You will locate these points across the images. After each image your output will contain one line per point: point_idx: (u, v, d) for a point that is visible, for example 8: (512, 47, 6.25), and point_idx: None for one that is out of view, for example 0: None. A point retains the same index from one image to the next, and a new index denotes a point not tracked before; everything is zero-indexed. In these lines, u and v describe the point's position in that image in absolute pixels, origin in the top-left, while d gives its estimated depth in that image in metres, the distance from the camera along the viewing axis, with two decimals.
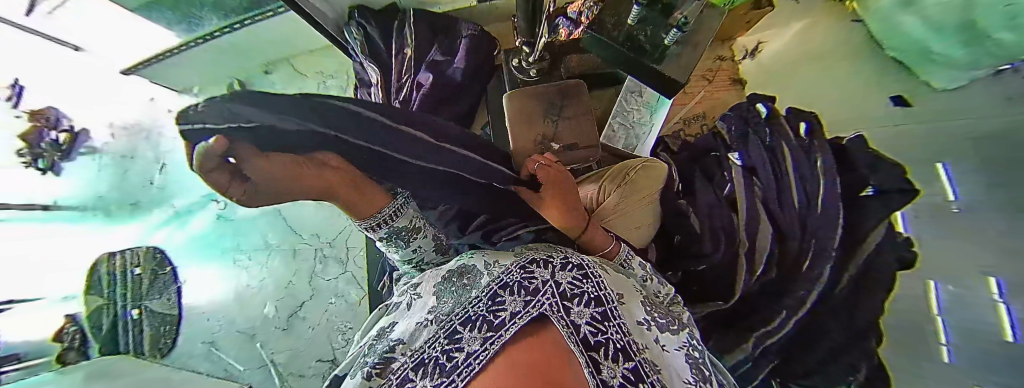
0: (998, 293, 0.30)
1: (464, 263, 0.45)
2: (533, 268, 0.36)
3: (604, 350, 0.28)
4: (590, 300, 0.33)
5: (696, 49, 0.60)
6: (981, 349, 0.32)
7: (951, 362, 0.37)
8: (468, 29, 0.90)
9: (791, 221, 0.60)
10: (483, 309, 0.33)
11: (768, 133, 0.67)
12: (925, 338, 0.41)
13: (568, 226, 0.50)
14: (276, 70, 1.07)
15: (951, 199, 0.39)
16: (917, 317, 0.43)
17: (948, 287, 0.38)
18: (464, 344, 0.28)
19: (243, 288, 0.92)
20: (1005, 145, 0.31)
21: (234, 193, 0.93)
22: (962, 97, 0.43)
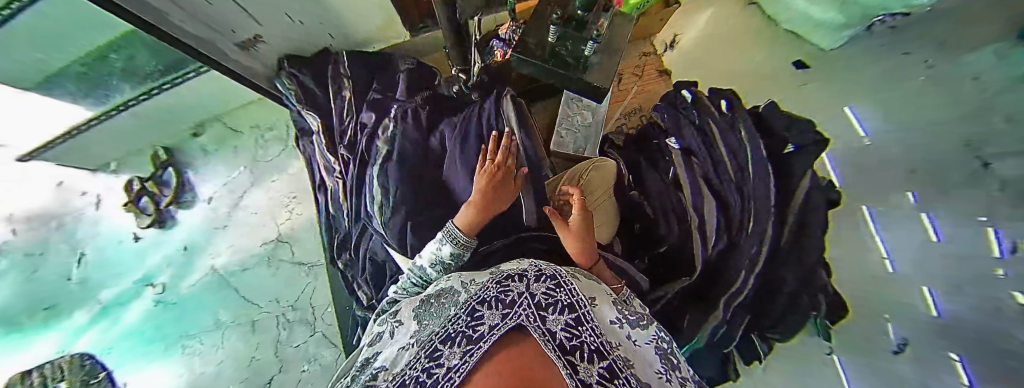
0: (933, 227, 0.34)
1: (443, 286, 0.45)
2: (509, 282, 0.38)
3: (579, 352, 0.31)
4: (563, 306, 0.35)
5: (615, 55, 0.64)
6: (936, 264, 0.34)
7: (895, 270, 0.40)
8: (405, 63, 0.88)
9: (730, 190, 0.64)
10: (461, 325, 0.34)
11: (696, 116, 0.73)
12: (862, 267, 0.45)
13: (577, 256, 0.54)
14: (205, 130, 1.07)
15: (862, 135, 0.45)
16: (854, 248, 0.47)
17: (879, 208, 0.42)
18: (444, 360, 0.31)
19: (197, 377, 0.84)
20: (942, 82, 0.34)
21: (170, 274, 0.96)
22: (857, 54, 0.51)
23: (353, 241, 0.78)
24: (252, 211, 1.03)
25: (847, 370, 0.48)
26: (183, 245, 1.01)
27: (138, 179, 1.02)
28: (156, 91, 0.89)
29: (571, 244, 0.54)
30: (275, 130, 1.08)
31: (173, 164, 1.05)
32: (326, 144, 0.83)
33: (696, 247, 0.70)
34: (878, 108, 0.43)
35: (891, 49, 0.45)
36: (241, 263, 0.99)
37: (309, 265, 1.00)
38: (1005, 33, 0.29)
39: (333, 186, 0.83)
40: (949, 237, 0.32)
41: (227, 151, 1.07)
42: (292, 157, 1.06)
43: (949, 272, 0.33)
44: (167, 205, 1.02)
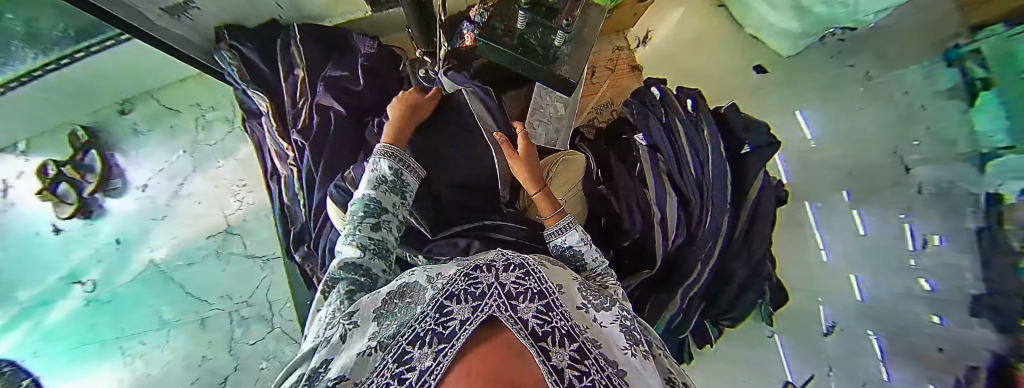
0: (862, 228, 0.43)
1: (405, 281, 0.39)
2: (478, 274, 0.35)
3: (551, 337, 0.29)
4: (533, 294, 0.34)
5: (584, 48, 0.62)
6: (871, 257, 0.42)
7: (827, 260, 0.50)
8: (365, 46, 0.81)
9: (691, 186, 0.64)
10: (429, 323, 0.31)
11: (663, 113, 0.71)
12: (804, 257, 0.56)
13: (528, 183, 0.57)
14: (134, 108, 0.95)
15: (809, 138, 0.55)
16: (797, 237, 0.57)
17: (818, 204, 0.53)
18: (415, 363, 0.28)
19: (141, 379, 0.81)
20: (894, 100, 0.40)
21: (100, 271, 0.88)
22: (820, 64, 0.57)
23: (311, 235, 0.74)
24: (195, 201, 0.93)
25: (786, 348, 0.58)
26: (116, 237, 0.91)
27: (54, 161, 0.89)
28: (57, 65, 0.76)
29: (521, 172, 0.57)
30: (219, 109, 0.97)
31: (95, 145, 0.93)
32: (278, 130, 0.76)
33: (657, 242, 0.67)
34: (835, 117, 0.49)
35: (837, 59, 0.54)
36: (186, 258, 0.90)
37: (263, 258, 0.91)
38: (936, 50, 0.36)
39: (287, 174, 0.77)
40: (871, 232, 0.42)
41: (162, 131, 0.96)
42: (241, 140, 0.96)
43: (869, 259, 0.42)
44: (91, 193, 0.90)
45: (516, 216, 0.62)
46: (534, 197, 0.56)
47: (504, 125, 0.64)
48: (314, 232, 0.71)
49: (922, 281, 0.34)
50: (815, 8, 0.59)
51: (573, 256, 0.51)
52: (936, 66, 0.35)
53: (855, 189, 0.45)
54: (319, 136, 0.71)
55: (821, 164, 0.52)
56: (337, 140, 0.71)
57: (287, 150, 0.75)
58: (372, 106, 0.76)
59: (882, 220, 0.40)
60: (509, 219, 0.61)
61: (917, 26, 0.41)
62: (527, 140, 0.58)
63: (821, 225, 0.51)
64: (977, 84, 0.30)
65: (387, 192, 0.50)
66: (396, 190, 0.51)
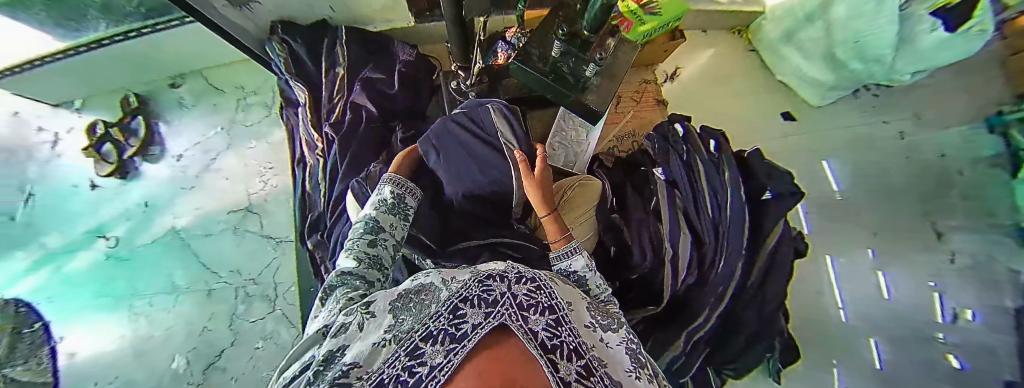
0: (887, 294, 0.44)
1: (420, 281, 0.37)
2: (491, 281, 0.34)
3: (560, 351, 0.30)
4: (544, 308, 0.33)
5: (615, 81, 0.65)
6: (901, 324, 0.41)
7: (845, 320, 0.51)
8: (404, 53, 0.85)
9: (708, 228, 0.62)
10: (443, 322, 0.31)
11: (685, 151, 0.71)
12: (823, 314, 0.56)
13: (539, 205, 0.57)
14: (184, 83, 1.01)
15: (836, 189, 0.54)
16: (814, 294, 0.58)
17: (837, 259, 0.53)
18: (427, 358, 0.28)
19: (142, 338, 0.84)
20: (916, 167, 0.40)
21: (123, 229, 0.93)
22: (844, 118, 0.58)
23: (326, 224, 0.76)
24: (223, 176, 0.98)
25: None
26: (144, 200, 0.95)
27: (103, 122, 0.97)
28: (122, 38, 0.84)
29: (533, 193, 0.57)
30: (259, 94, 1.02)
31: (143, 112, 0.99)
32: (310, 119, 0.80)
33: (667, 282, 0.65)
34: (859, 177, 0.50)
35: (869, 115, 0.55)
36: (205, 229, 0.94)
37: (276, 239, 0.94)
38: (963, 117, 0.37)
39: (314, 163, 0.80)
40: (897, 298, 0.42)
41: (205, 108, 1.01)
42: (275, 125, 1.01)
43: (892, 324, 0.43)
44: (130, 156, 0.96)
45: (527, 235, 0.63)
46: (543, 220, 0.56)
47: (526, 144, 0.63)
48: (330, 222, 0.73)
49: (952, 357, 0.34)
50: (851, 66, 0.60)
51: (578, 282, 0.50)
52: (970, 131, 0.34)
53: (881, 250, 0.45)
54: (348, 132, 0.75)
55: (842, 221, 0.52)
56: (364, 138, 0.74)
57: (316, 140, 0.78)
58: (402, 109, 0.79)
59: (913, 287, 0.40)
60: (520, 237, 0.63)
61: (945, 93, 0.41)
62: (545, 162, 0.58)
63: (840, 283, 0.52)
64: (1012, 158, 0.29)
65: (386, 213, 0.55)
66: (394, 210, 0.56)
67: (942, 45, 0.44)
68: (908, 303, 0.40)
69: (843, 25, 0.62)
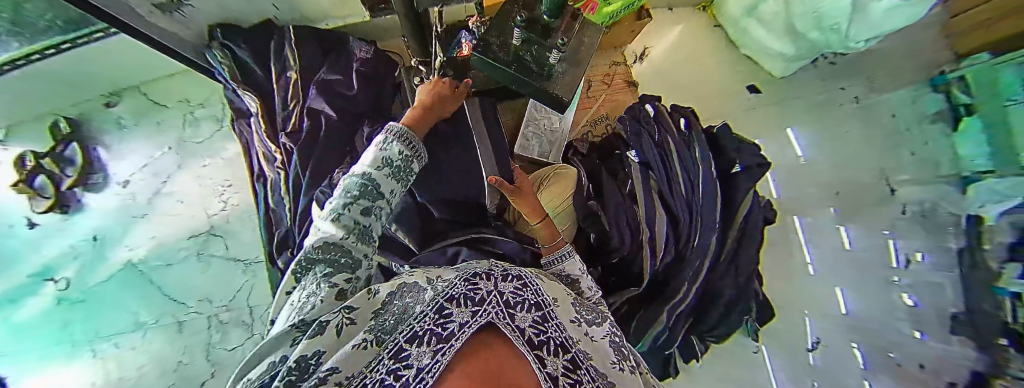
0: (850, 245, 0.45)
1: (401, 280, 0.36)
2: (478, 280, 0.33)
3: (547, 347, 0.28)
4: (530, 304, 0.33)
5: (580, 66, 0.63)
6: (857, 271, 0.44)
7: (812, 273, 0.53)
8: (359, 50, 0.79)
9: (681, 205, 0.63)
10: (427, 323, 0.28)
11: (657, 130, 0.70)
12: (792, 272, 0.58)
13: (528, 213, 0.55)
14: (121, 101, 0.93)
15: (799, 155, 0.56)
16: (785, 255, 0.60)
17: (806, 219, 0.55)
18: (413, 362, 0.24)
19: (114, 382, 0.79)
20: (879, 131, 0.42)
21: (73, 269, 0.86)
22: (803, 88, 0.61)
23: (295, 241, 0.72)
24: (177, 199, 0.91)
25: (772, 357, 0.61)
26: (93, 234, 0.88)
27: (32, 153, 0.86)
28: (40, 56, 0.74)
29: (521, 203, 0.55)
30: (208, 106, 0.95)
31: (77, 138, 0.90)
32: (265, 130, 0.75)
33: (646, 261, 0.64)
34: (817, 142, 0.52)
35: (828, 83, 0.56)
36: (166, 259, 0.88)
37: (245, 262, 0.89)
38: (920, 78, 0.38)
39: (275, 177, 0.75)
40: (858, 247, 0.44)
41: (148, 127, 0.93)
42: (229, 139, 0.95)
43: (853, 271, 0.45)
44: (69, 187, 0.88)
45: (504, 230, 0.62)
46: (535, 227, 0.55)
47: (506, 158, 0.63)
48: (300, 236, 0.69)
49: (905, 296, 0.37)
50: (806, 33, 0.61)
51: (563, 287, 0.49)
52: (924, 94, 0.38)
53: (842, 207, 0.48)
54: (307, 140, 0.70)
55: (805, 185, 0.55)
56: (327, 146, 0.70)
57: (275, 152, 0.73)
58: (365, 111, 0.75)
59: (872, 239, 0.42)
60: (495, 232, 0.61)
61: (901, 62, 0.43)
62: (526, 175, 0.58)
63: (808, 240, 0.54)
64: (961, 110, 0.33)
65: (388, 176, 0.43)
66: (397, 176, 0.44)
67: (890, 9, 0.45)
68: (866, 253, 0.43)
69: None
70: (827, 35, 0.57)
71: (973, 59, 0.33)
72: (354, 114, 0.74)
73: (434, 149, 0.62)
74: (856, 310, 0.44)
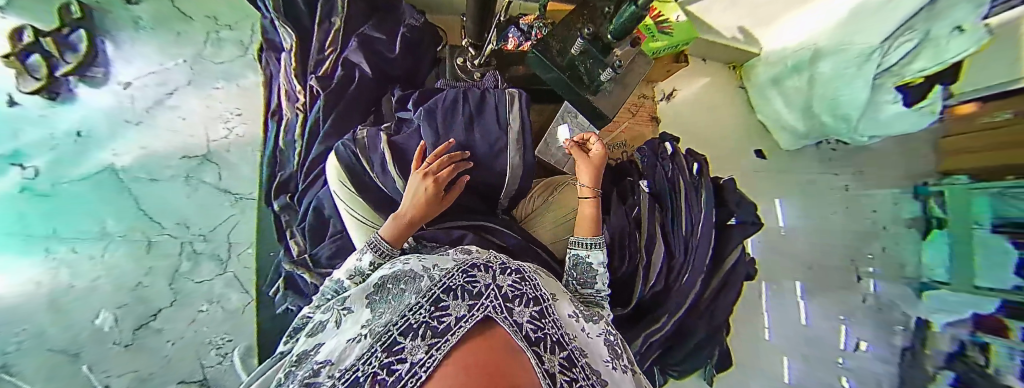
0: (805, 320, 0.57)
1: (399, 268, 0.40)
2: (475, 272, 0.36)
3: (543, 344, 0.32)
4: (529, 299, 0.36)
5: (625, 89, 0.69)
6: (812, 342, 0.56)
7: (768, 338, 0.64)
8: (411, 18, 0.79)
9: (680, 242, 0.66)
10: (424, 315, 0.31)
11: (671, 169, 0.73)
12: (754, 325, 0.67)
13: (585, 185, 0.58)
14: (143, 1, 0.90)
15: (781, 224, 0.65)
16: (750, 312, 0.68)
17: (771, 286, 0.65)
18: (407, 355, 0.27)
19: (60, 289, 0.71)
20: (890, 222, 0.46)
21: (44, 159, 0.77)
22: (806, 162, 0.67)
23: (298, 187, 0.73)
24: (179, 115, 0.88)
25: None
26: (77, 129, 0.81)
27: (33, 28, 0.80)
28: None
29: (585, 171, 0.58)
30: (234, 29, 0.95)
31: (87, 26, 0.85)
32: (295, 67, 0.75)
33: (636, 286, 0.67)
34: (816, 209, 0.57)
35: (830, 164, 0.62)
36: (153, 175, 0.83)
37: (236, 195, 0.89)
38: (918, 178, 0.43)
39: (291, 118, 0.75)
40: (813, 324, 0.56)
41: (165, 35, 0.90)
42: (250, 68, 0.96)
43: (806, 342, 0.57)
44: (64, 75, 0.81)
45: (510, 224, 0.64)
46: (582, 202, 0.57)
47: (530, 152, 0.60)
48: (311, 181, 0.70)
49: (844, 378, 0.50)
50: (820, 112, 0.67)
51: (586, 269, 0.54)
52: (904, 195, 0.44)
53: (808, 283, 0.59)
54: (336, 90, 0.71)
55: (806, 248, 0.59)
56: (354, 100, 0.71)
57: (300, 94, 0.73)
58: (400, 78, 0.76)
59: (826, 321, 0.54)
60: (499, 224, 0.63)
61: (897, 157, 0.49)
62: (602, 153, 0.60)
63: (770, 302, 0.64)
64: (933, 221, 0.40)
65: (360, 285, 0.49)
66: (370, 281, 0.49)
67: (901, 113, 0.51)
68: (821, 331, 0.55)
69: (826, 82, 0.66)
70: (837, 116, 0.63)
71: (953, 179, 0.38)
72: (387, 76, 0.75)
73: (455, 122, 0.60)
74: (797, 377, 0.58)
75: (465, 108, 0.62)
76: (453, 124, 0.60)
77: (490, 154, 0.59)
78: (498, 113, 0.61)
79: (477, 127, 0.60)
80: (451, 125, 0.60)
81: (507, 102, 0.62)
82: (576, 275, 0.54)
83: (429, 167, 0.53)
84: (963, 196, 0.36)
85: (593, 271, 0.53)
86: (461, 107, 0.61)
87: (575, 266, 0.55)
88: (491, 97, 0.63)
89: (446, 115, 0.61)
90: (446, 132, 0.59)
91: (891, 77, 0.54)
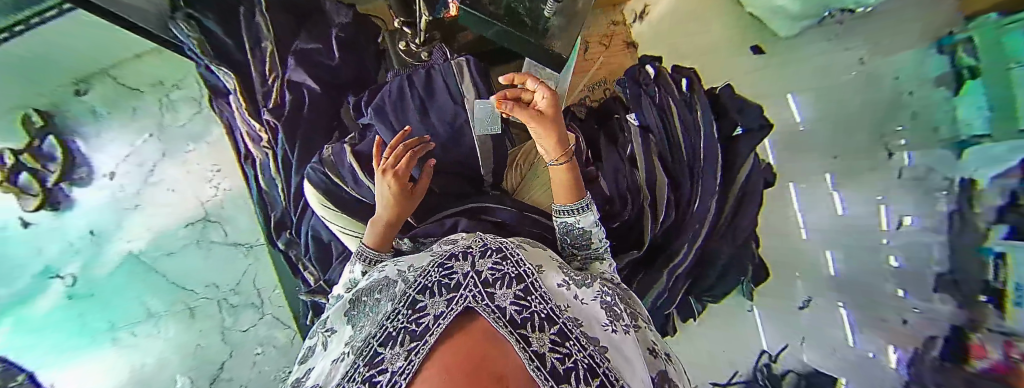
0: (841, 209, 0.45)
1: (379, 277, 0.42)
2: (452, 263, 0.37)
3: (530, 323, 0.33)
4: (510, 279, 0.36)
5: (575, 19, 0.61)
6: (847, 231, 0.43)
7: (806, 237, 0.52)
8: (340, 16, 0.74)
9: (682, 168, 0.63)
10: (403, 321, 0.34)
11: (656, 92, 0.68)
12: (785, 231, 0.57)
13: (551, 149, 0.49)
14: (90, 88, 0.89)
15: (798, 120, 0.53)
16: (782, 216, 0.58)
17: (801, 185, 0.53)
18: (388, 365, 0.31)
19: (137, 369, 0.82)
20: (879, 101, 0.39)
21: (78, 264, 0.85)
22: None
23: (293, 221, 0.73)
24: (167, 188, 0.91)
25: (764, 320, 0.60)
26: (89, 229, 0.87)
27: (10, 150, 0.82)
28: None
29: (545, 136, 0.47)
30: (185, 86, 0.93)
31: (53, 131, 0.86)
32: (247, 109, 0.72)
33: (647, 225, 0.67)
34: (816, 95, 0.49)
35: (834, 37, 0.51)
36: (170, 248, 0.88)
37: (246, 245, 0.92)
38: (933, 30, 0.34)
39: (263, 158, 0.74)
40: (849, 210, 0.43)
41: (123, 116, 0.91)
42: (211, 121, 0.93)
43: (847, 235, 0.43)
44: (54, 183, 0.85)
45: (503, 199, 0.62)
46: (553, 169, 0.49)
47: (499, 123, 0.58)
48: (300, 215, 0.71)
49: (892, 258, 0.37)
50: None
51: (580, 234, 0.51)
52: (922, 55, 0.34)
53: (839, 173, 0.45)
54: (292, 116, 0.69)
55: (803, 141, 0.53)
56: (312, 121, 0.69)
57: (261, 131, 0.72)
58: (350, 83, 0.72)
59: (862, 201, 0.41)
60: (493, 201, 0.61)
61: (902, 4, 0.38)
62: (553, 101, 0.46)
63: (800, 201, 0.53)
64: (949, 75, 0.31)
65: None
66: None
67: None
68: (857, 214, 0.42)
69: None
70: None
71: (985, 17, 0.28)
72: (336, 86, 0.71)
73: (412, 113, 0.58)
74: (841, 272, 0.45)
75: (414, 95, 0.59)
76: (415, 118, 0.58)
77: (451, 133, 0.58)
78: (450, 89, 0.58)
79: (430, 110, 0.58)
80: (406, 118, 0.59)
81: (460, 77, 0.58)
82: (575, 241, 0.52)
83: (384, 163, 0.50)
84: (996, 36, 0.27)
85: (589, 236, 0.51)
86: (410, 96, 0.59)
87: (569, 233, 0.52)
88: (438, 75, 0.60)
89: (404, 110, 0.59)
90: (414, 128, 0.58)
91: None
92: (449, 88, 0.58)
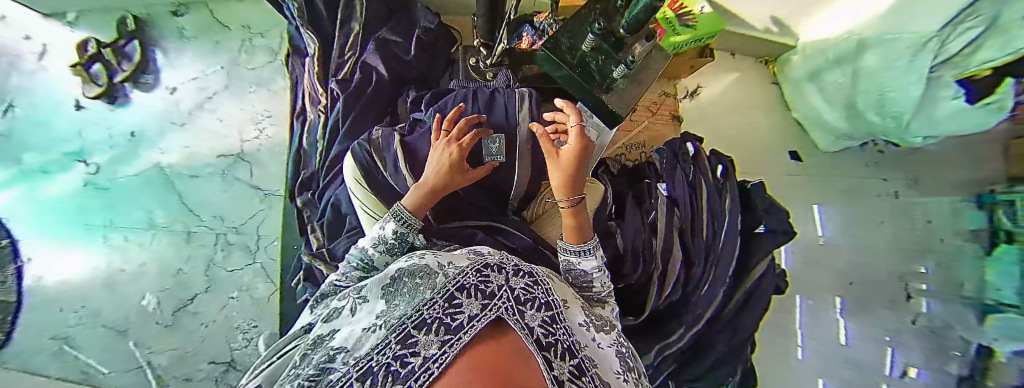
0: (844, 340, 0.47)
1: (415, 263, 0.39)
2: (489, 272, 0.35)
3: (554, 349, 0.30)
4: (541, 304, 0.34)
5: (640, 87, 0.67)
6: (849, 361, 0.46)
7: (801, 357, 0.55)
8: (426, 19, 0.80)
9: (698, 249, 0.62)
10: (436, 311, 0.31)
11: (692, 170, 0.68)
12: (786, 343, 0.58)
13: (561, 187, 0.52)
14: (188, 12, 0.96)
15: (821, 234, 0.54)
16: (784, 327, 0.60)
17: (808, 301, 0.55)
18: (420, 349, 0.27)
19: (114, 272, 0.84)
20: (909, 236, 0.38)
21: (105, 157, 0.90)
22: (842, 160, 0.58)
23: (318, 185, 0.75)
24: (217, 117, 0.94)
25: None
26: (132, 131, 0.92)
27: (97, 41, 0.92)
28: None
29: (557, 173, 0.52)
30: (266, 37, 0.97)
31: (139, 37, 0.94)
32: (318, 74, 0.78)
33: (650, 296, 0.65)
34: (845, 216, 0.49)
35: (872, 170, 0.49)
36: (192, 170, 0.91)
37: (266, 192, 0.92)
38: (949, 184, 0.35)
39: (315, 118, 0.78)
40: (854, 345, 0.45)
41: (206, 43, 0.97)
42: (279, 73, 0.96)
43: (847, 368, 0.46)
44: (121, 81, 0.92)
45: (521, 225, 0.62)
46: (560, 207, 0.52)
47: (541, 157, 0.61)
48: (329, 182, 0.73)
49: None
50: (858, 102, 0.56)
51: (581, 276, 0.49)
52: (954, 207, 0.33)
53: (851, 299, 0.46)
54: (355, 90, 0.73)
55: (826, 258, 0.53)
56: (372, 100, 0.73)
57: (322, 97, 0.77)
58: (415, 79, 0.77)
59: (869, 341, 0.43)
60: (512, 226, 0.62)
61: (934, 155, 0.40)
62: (581, 146, 0.51)
63: (805, 317, 0.55)
64: (965, 231, 0.31)
65: (382, 253, 0.49)
66: (393, 252, 0.49)
67: (942, 104, 0.41)
68: (863, 354, 0.44)
69: (870, 75, 0.54)
70: (874, 107, 0.52)
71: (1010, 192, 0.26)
72: (404, 77, 0.76)
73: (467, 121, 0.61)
74: None
75: (472, 106, 0.63)
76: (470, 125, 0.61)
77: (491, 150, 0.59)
78: (507, 111, 0.62)
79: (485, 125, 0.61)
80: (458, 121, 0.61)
81: (517, 104, 0.62)
82: (574, 283, 0.50)
83: (448, 133, 0.55)
84: None
85: (589, 280, 0.48)
86: (470, 105, 0.63)
87: (570, 272, 0.50)
88: (500, 95, 0.64)
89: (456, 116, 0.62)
90: None
91: (950, 68, 0.41)
92: (503, 108, 0.62)
